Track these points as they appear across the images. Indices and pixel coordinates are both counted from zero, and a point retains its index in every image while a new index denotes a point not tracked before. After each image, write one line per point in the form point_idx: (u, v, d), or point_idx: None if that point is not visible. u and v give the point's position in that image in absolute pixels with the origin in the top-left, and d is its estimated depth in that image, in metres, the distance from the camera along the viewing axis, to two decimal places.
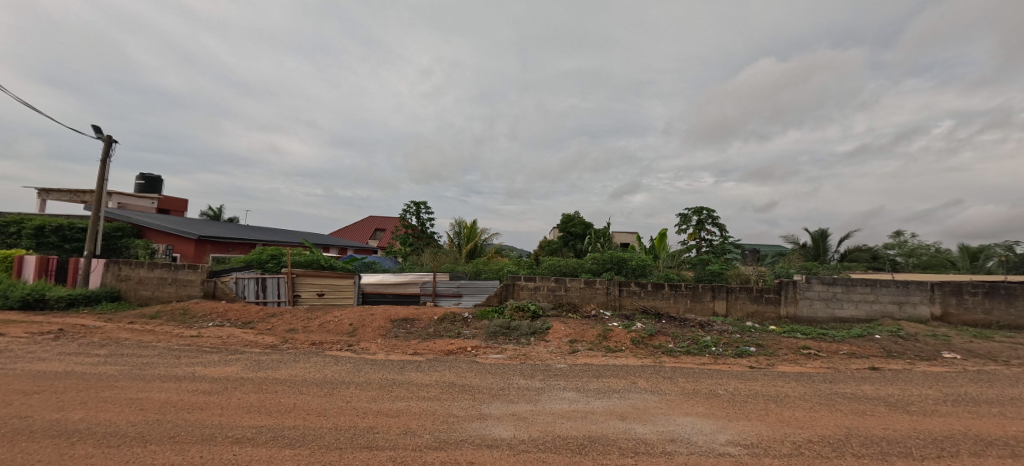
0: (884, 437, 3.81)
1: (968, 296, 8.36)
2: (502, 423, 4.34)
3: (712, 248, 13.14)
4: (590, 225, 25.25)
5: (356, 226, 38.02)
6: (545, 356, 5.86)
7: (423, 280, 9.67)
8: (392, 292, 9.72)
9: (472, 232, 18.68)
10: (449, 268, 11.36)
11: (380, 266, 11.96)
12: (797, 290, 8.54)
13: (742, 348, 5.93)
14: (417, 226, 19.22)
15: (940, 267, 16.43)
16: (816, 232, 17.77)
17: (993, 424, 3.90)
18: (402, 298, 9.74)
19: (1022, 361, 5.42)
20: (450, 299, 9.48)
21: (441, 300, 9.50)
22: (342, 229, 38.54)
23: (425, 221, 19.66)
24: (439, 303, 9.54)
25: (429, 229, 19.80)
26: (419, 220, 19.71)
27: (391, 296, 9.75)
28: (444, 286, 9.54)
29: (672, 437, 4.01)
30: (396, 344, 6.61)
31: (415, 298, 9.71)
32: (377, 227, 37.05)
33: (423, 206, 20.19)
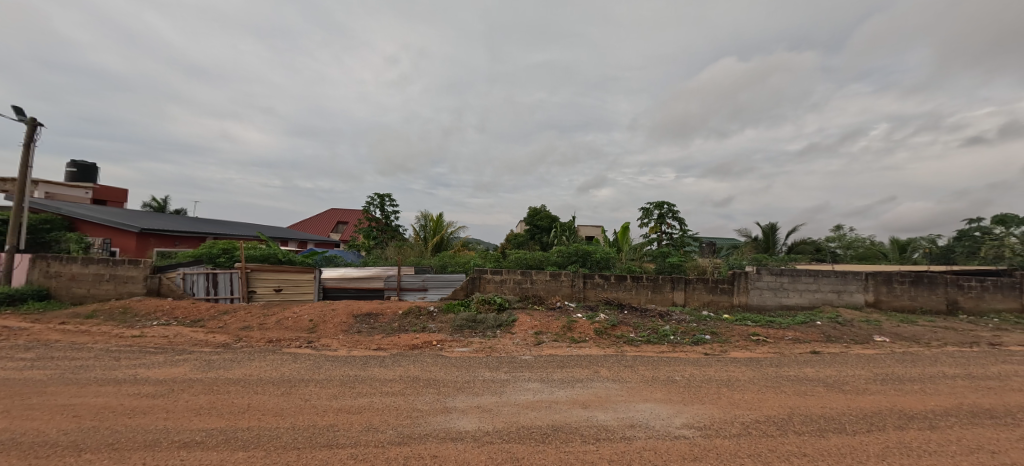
0: (822, 415, 4.11)
1: (897, 285, 9.13)
2: (466, 415, 4.32)
3: (672, 241, 13.65)
4: (556, 219, 25.58)
5: (318, 219, 36.62)
6: (510, 348, 5.88)
7: (387, 274, 9.46)
8: (356, 287, 9.46)
9: (438, 225, 18.48)
10: (415, 262, 11.16)
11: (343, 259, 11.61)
12: (749, 281, 9.03)
13: (698, 337, 6.21)
14: (382, 219, 18.82)
15: (874, 258, 17.88)
16: (767, 226, 18.83)
17: (916, 400, 4.29)
18: (366, 293, 9.49)
19: (941, 342, 6.00)
20: (415, 293, 9.39)
21: (406, 294, 9.39)
22: (303, 222, 36.97)
23: (389, 214, 19.25)
24: (404, 298, 9.41)
25: (394, 223, 19.40)
26: (384, 213, 19.31)
27: (354, 291, 9.48)
28: (409, 280, 9.41)
29: (632, 422, 4.15)
30: (358, 340, 6.43)
31: (379, 292, 9.50)
32: (339, 220, 35.84)
33: (388, 198, 19.78)
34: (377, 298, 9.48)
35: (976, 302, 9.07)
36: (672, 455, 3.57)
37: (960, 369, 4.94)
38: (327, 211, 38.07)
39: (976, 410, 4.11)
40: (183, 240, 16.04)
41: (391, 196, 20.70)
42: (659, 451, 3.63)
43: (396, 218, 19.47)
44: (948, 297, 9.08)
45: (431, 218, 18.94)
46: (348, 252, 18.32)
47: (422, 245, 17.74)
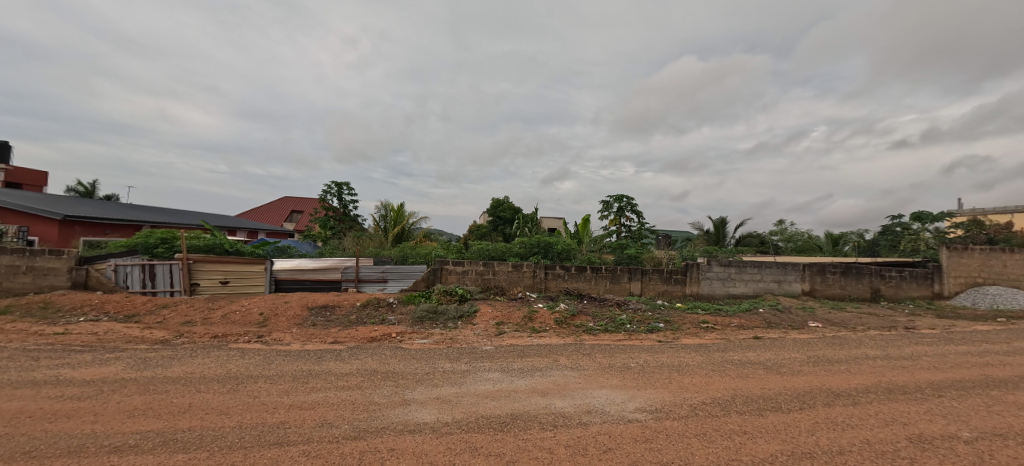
0: (761, 395, 4.41)
1: (830, 275, 9.94)
2: (425, 407, 4.27)
3: (631, 233, 14.11)
4: (519, 211, 25.72)
5: (270, 207, 34.71)
6: (471, 338, 5.87)
7: (345, 266, 9.17)
8: (311, 279, 9.10)
9: (399, 215, 18.08)
10: (374, 253, 10.86)
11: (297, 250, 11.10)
12: (700, 271, 9.51)
13: (653, 325, 6.47)
14: (339, 208, 18.15)
15: (811, 250, 19.39)
16: (718, 220, 19.87)
17: (842, 379, 4.70)
18: (322, 285, 9.16)
19: (864, 327, 6.61)
20: (374, 285, 9.17)
21: (364, 286, 9.15)
22: (254, 211, 34.91)
23: (347, 203, 18.59)
24: (362, 289, 9.17)
25: (353, 212, 18.77)
26: (342, 202, 18.63)
27: (309, 283, 9.13)
28: (368, 272, 9.17)
29: (588, 408, 4.26)
30: (312, 333, 6.18)
31: (336, 284, 9.20)
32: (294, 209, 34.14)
33: (346, 187, 19.09)
34: (334, 290, 9.18)
35: (895, 290, 10.06)
36: (625, 438, 3.71)
37: (879, 350, 5.46)
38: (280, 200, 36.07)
39: (892, 387, 4.57)
40: (115, 229, 14.67)
41: (349, 185, 19.94)
42: (614, 435, 3.75)
43: (354, 208, 18.84)
44: (872, 286, 10.02)
45: (392, 208, 18.47)
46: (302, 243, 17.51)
47: (382, 236, 17.29)
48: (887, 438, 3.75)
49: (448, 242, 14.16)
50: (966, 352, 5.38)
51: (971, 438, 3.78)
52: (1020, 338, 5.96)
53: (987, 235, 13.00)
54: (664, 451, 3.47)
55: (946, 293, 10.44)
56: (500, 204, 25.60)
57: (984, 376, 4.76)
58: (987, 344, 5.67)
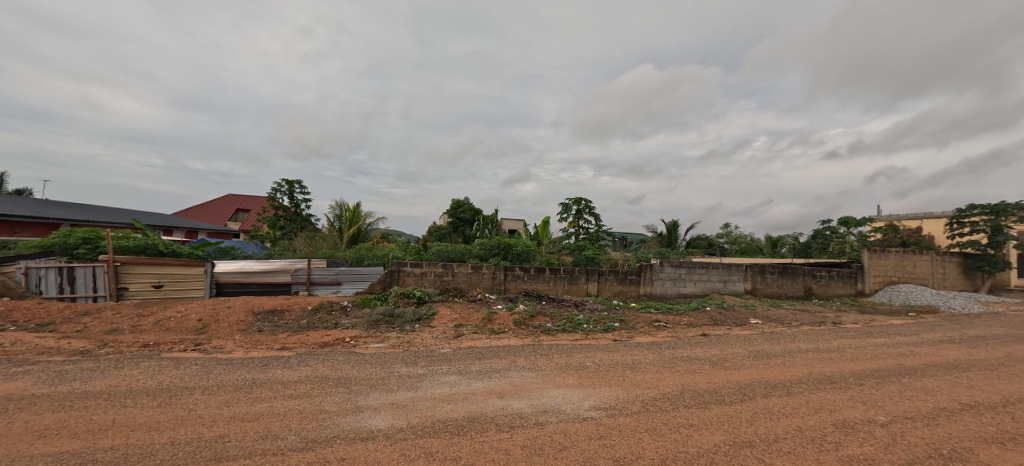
0: (707, 389, 4.66)
1: (769, 275, 10.68)
2: (378, 413, 4.13)
3: (589, 236, 14.48)
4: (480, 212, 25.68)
5: (213, 206, 32.37)
6: (429, 341, 5.75)
7: (296, 267, 8.78)
8: (257, 281, 8.64)
9: (355, 216, 17.55)
10: (328, 254, 10.42)
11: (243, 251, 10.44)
12: (653, 272, 9.91)
13: (609, 324, 6.67)
14: (290, 207, 17.30)
15: (753, 252, 20.79)
16: (670, 223, 20.82)
17: (778, 372, 5.05)
18: (270, 288, 8.71)
19: (798, 322, 7.15)
20: (328, 287, 8.82)
21: (317, 289, 8.78)
22: (195, 210, 32.38)
23: (299, 202, 17.77)
24: (315, 293, 8.79)
25: (304, 212, 17.96)
26: (293, 200, 17.78)
27: (256, 287, 8.64)
28: (321, 274, 8.81)
29: (545, 408, 4.30)
30: (257, 339, 5.82)
31: (286, 287, 8.76)
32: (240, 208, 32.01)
33: (297, 185, 18.26)
34: (283, 293, 8.74)
35: (824, 289, 10.99)
36: (580, 435, 3.78)
37: (810, 344, 5.92)
38: (225, 197, 33.71)
39: (821, 377, 4.96)
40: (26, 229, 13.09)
41: (302, 183, 19.02)
42: (569, 434, 3.81)
43: (306, 207, 18.04)
44: (805, 284, 10.87)
45: (348, 208, 17.84)
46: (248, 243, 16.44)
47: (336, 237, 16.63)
48: (816, 425, 4.07)
49: (407, 244, 13.87)
50: (883, 344, 5.97)
51: (886, 421, 4.20)
52: (926, 330, 6.71)
53: (901, 238, 14.56)
54: (617, 447, 3.57)
55: (867, 291, 11.48)
56: (460, 204, 25.44)
57: (897, 365, 5.29)
58: (899, 336, 6.32)
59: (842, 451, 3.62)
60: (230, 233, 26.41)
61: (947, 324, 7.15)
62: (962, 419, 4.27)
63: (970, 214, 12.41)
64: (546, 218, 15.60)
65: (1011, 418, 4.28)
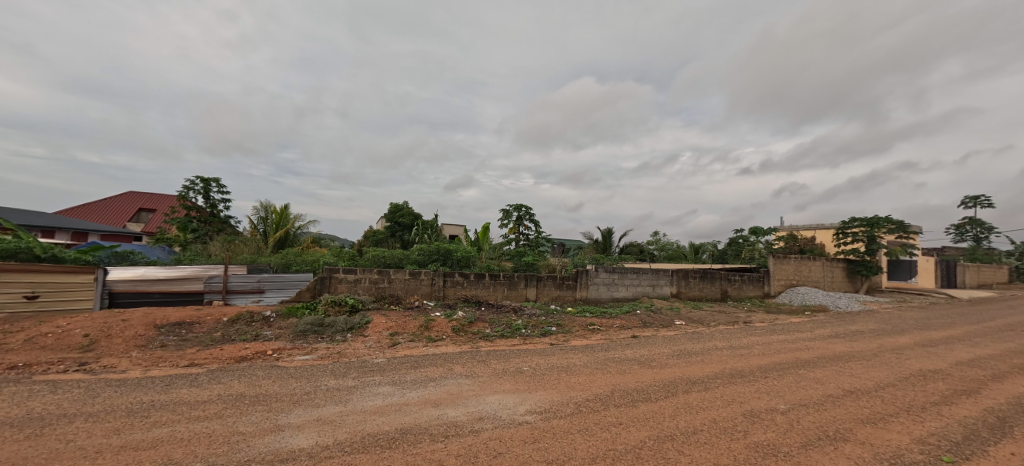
0: (635, 388, 4.93)
1: (692, 280, 11.60)
2: (301, 431, 3.80)
3: (529, 242, 14.81)
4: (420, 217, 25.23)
5: (111, 205, 28.37)
6: (361, 352, 5.50)
7: (209, 274, 8.06)
8: (161, 290, 7.83)
9: (283, 218, 16.49)
10: (250, 260, 9.60)
11: (146, 256, 9.28)
12: (589, 277, 10.32)
13: (546, 329, 6.83)
14: (205, 208, 15.82)
15: (679, 258, 22.54)
16: (606, 230, 21.93)
17: (697, 368, 5.49)
18: (176, 297, 7.89)
19: (716, 323, 7.85)
20: (247, 296, 8.17)
21: (235, 298, 8.10)
22: (86, 209, 28.13)
23: (216, 202, 16.31)
24: (232, 302, 8.10)
25: (222, 213, 16.49)
26: (208, 200, 16.24)
27: (158, 296, 7.81)
28: (240, 281, 8.15)
29: (480, 415, 4.29)
30: (160, 356, 5.18)
31: (196, 297, 8.01)
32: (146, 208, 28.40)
33: (213, 184, 16.72)
34: (193, 303, 7.98)
35: (738, 291, 12.20)
36: (515, 440, 3.81)
37: (724, 342, 6.52)
38: (128, 194, 29.66)
39: (733, 372, 5.47)
40: None
41: (220, 181, 17.30)
42: (504, 440, 3.83)
43: (224, 208, 16.61)
44: (722, 288, 11.97)
45: (274, 210, 16.61)
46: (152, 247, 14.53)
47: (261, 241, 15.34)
48: (729, 416, 4.47)
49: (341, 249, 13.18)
50: (783, 339, 6.74)
51: (785, 409, 4.72)
52: (817, 327, 7.69)
53: (799, 246, 16.64)
54: (550, 449, 3.64)
55: (772, 293, 12.88)
56: (400, 209, 24.82)
57: (795, 358, 6.00)
58: (797, 333, 7.17)
59: (750, 438, 4.01)
60: (131, 235, 23.21)
61: (833, 320, 8.27)
62: (844, 403, 4.92)
63: (853, 225, 14.34)
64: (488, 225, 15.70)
65: (879, 399, 5.02)
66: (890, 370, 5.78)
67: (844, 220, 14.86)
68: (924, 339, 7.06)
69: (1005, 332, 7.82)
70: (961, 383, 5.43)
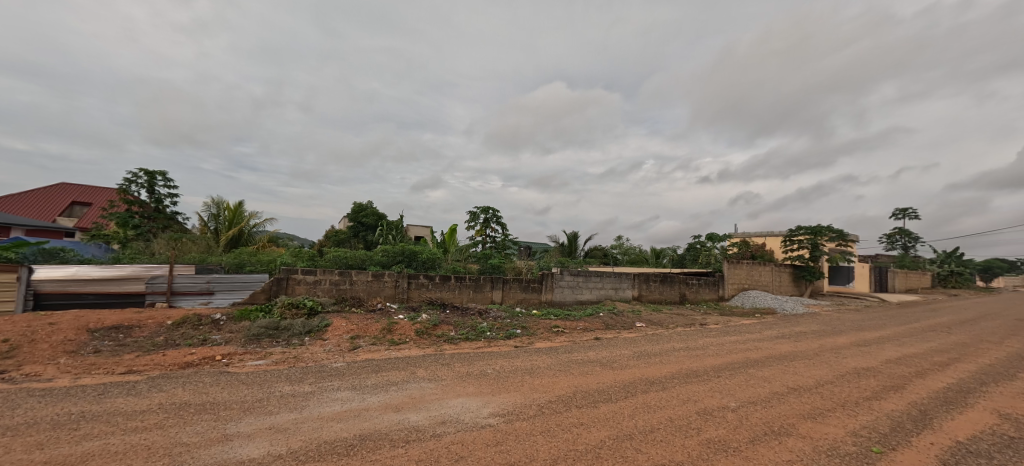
0: (596, 389, 5.06)
1: (653, 283, 12.03)
2: (252, 440, 3.54)
3: (495, 244, 14.85)
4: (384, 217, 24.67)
5: (40, 198, 25.86)
6: (320, 356, 5.32)
7: (152, 275, 7.58)
8: (96, 291, 7.22)
9: (236, 215, 15.65)
10: (198, 260, 9.06)
11: (78, 254, 8.52)
12: (554, 280, 10.48)
13: (511, 331, 6.88)
14: (148, 203, 14.72)
15: (641, 262, 23.34)
16: (571, 234, 22.36)
17: (656, 369, 5.70)
18: (112, 299, 7.30)
19: (674, 325, 8.19)
20: (195, 299, 7.70)
21: (180, 300, 7.62)
22: (10, 201, 25.47)
23: (161, 197, 15.23)
24: (177, 304, 7.61)
25: (167, 209, 15.42)
26: (152, 194, 15.13)
27: (93, 298, 7.20)
28: (186, 282, 7.69)
29: (442, 419, 4.25)
30: (93, 363, 4.79)
31: (136, 299, 7.46)
32: (81, 201, 26.07)
33: (158, 177, 15.61)
34: (133, 306, 7.42)
35: (695, 294, 12.78)
36: (477, 443, 3.80)
37: (681, 343, 6.81)
38: (61, 186, 27.11)
39: (689, 372, 5.72)
40: None
41: (167, 175, 16.16)
42: (466, 443, 3.80)
43: (169, 203, 15.52)
44: (680, 291, 12.49)
45: (227, 207, 15.77)
46: (87, 245, 13.34)
47: (212, 240, 14.47)
48: (684, 414, 4.68)
49: (301, 249, 12.64)
50: (736, 340, 7.13)
51: (736, 406, 4.99)
52: (765, 328, 8.18)
53: (751, 252, 17.67)
54: (512, 452, 3.66)
55: (726, 296, 13.59)
56: (363, 208, 24.17)
57: (745, 358, 6.36)
58: (747, 334, 7.60)
59: (703, 435, 4.21)
60: (62, 231, 21.20)
61: (780, 322, 8.83)
62: (788, 400, 5.26)
63: (798, 233, 15.39)
64: (454, 227, 15.64)
65: (818, 396, 5.41)
66: (828, 368, 6.24)
67: (791, 229, 15.91)
68: (859, 339, 7.68)
69: (926, 332, 8.66)
70: (889, 379, 5.95)
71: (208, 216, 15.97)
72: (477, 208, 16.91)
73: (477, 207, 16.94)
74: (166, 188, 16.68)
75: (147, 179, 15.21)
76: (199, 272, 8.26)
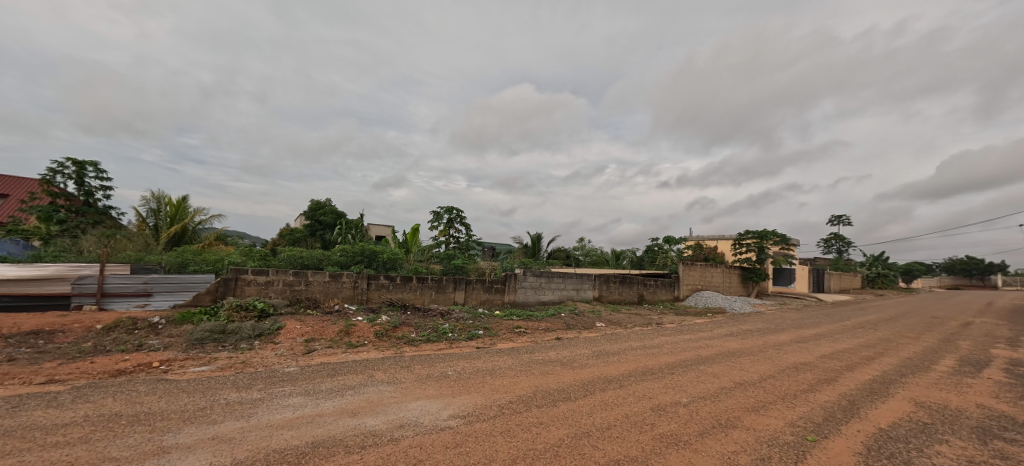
0: (556, 388, 5.16)
1: (612, 284, 12.41)
2: (192, 451, 3.28)
3: (459, 245, 14.79)
4: (343, 215, 23.85)
5: None
6: (270, 360, 5.09)
7: (79, 275, 6.95)
8: (10, 293, 6.49)
9: (179, 210, 14.61)
10: (135, 259, 8.38)
11: None
12: (517, 281, 10.57)
13: (473, 332, 6.88)
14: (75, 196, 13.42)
15: (602, 263, 24.03)
16: (536, 235, 22.63)
17: (614, 367, 5.90)
18: (32, 301, 6.60)
19: (631, 324, 8.49)
20: (129, 301, 7.12)
21: (112, 303, 7.01)
22: None
23: (91, 189, 13.94)
24: (108, 307, 7.00)
25: (98, 202, 14.12)
26: (80, 186, 13.81)
27: (7, 300, 6.47)
28: (120, 283, 7.10)
29: (401, 422, 4.18)
30: (7, 372, 4.32)
31: (60, 301, 6.79)
32: None
33: (88, 168, 14.27)
34: (56, 309, 6.76)
35: (652, 295, 13.33)
36: (435, 446, 3.76)
37: (638, 342, 7.08)
38: None
39: (645, 370, 5.96)
40: None
41: (99, 166, 14.83)
42: (424, 446, 3.76)
43: (100, 197, 14.21)
44: (638, 292, 12.97)
45: (169, 202, 14.68)
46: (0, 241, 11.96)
47: (152, 238, 13.39)
48: (639, 411, 4.87)
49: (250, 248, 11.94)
50: (689, 339, 7.50)
51: (687, 401, 5.25)
52: (716, 327, 8.66)
53: (704, 254, 18.65)
54: (471, 453, 3.66)
55: (681, 296, 14.26)
56: (321, 206, 23.23)
57: (696, 355, 6.70)
58: (699, 332, 8.01)
59: (656, 430, 4.40)
60: None
61: (729, 321, 9.38)
62: (734, 394, 5.61)
63: (746, 237, 16.40)
64: (417, 226, 15.42)
65: (761, 390, 5.80)
66: (771, 363, 6.70)
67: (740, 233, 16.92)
68: (798, 336, 8.30)
69: (855, 328, 9.50)
70: (823, 373, 6.48)
71: (147, 212, 14.77)
72: (441, 208, 16.76)
73: (441, 208, 16.78)
74: (98, 180, 15.28)
75: (76, 169, 13.86)
76: (135, 272, 7.67)
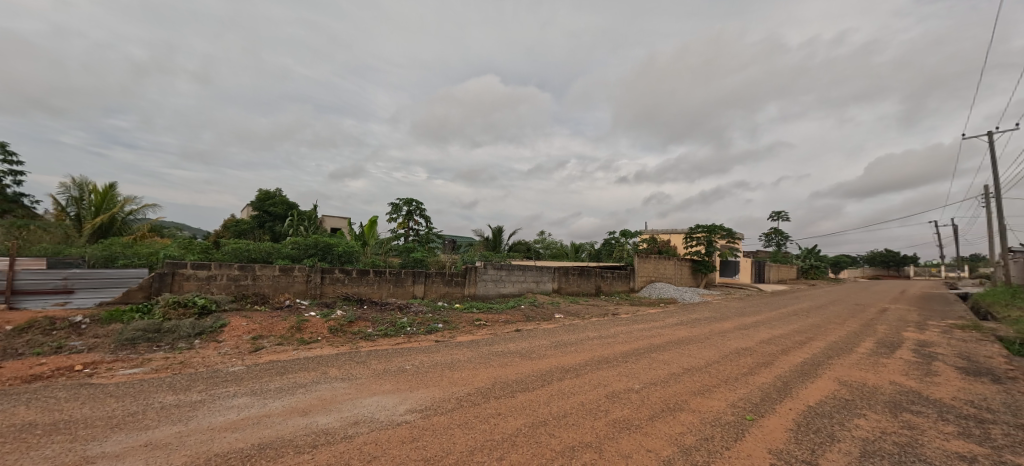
0: (514, 379, 5.27)
1: (571, 276, 12.73)
2: (121, 460, 3.05)
3: (417, 238, 14.62)
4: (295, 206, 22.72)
5: None
6: (212, 360, 4.82)
7: None
8: None
9: (106, 198, 13.34)
10: (52, 252, 7.56)
11: None
12: (477, 274, 10.60)
13: (432, 326, 6.85)
14: None
15: (561, 255, 24.56)
16: (497, 229, 22.66)
17: (570, 357, 6.10)
18: None
19: (588, 315, 8.79)
20: (47, 299, 6.45)
21: (25, 301, 6.31)
22: None
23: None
24: (19, 306, 6.29)
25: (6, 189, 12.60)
26: None
27: None
28: (34, 280, 6.40)
29: (356, 419, 4.11)
30: None
31: None
32: None
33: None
34: None
35: (609, 286, 13.82)
36: (391, 442, 3.75)
37: (595, 332, 7.35)
38: None
39: (600, 359, 6.21)
40: None
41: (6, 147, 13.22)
42: (380, 441, 3.74)
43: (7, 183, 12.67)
44: (595, 284, 13.39)
45: (94, 189, 13.38)
46: None
47: (74, 229, 12.17)
48: (594, 398, 5.08)
49: (188, 240, 11.09)
50: (642, 328, 7.88)
51: (639, 388, 5.54)
52: (667, 316, 9.14)
53: (658, 247, 19.54)
54: (428, 447, 3.68)
55: (637, 288, 14.88)
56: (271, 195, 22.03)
57: (648, 344, 7.06)
58: (651, 322, 8.43)
59: (610, 416, 4.62)
60: None
61: (679, 310, 9.93)
62: (682, 379, 5.97)
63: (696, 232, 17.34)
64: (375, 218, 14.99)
65: (706, 374, 6.21)
66: (715, 349, 7.18)
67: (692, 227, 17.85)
68: (740, 323, 8.95)
69: (790, 316, 10.37)
70: (761, 357, 7.03)
71: (67, 200, 13.41)
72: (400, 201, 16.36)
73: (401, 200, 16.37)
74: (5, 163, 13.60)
75: None
76: (53, 267, 6.94)
